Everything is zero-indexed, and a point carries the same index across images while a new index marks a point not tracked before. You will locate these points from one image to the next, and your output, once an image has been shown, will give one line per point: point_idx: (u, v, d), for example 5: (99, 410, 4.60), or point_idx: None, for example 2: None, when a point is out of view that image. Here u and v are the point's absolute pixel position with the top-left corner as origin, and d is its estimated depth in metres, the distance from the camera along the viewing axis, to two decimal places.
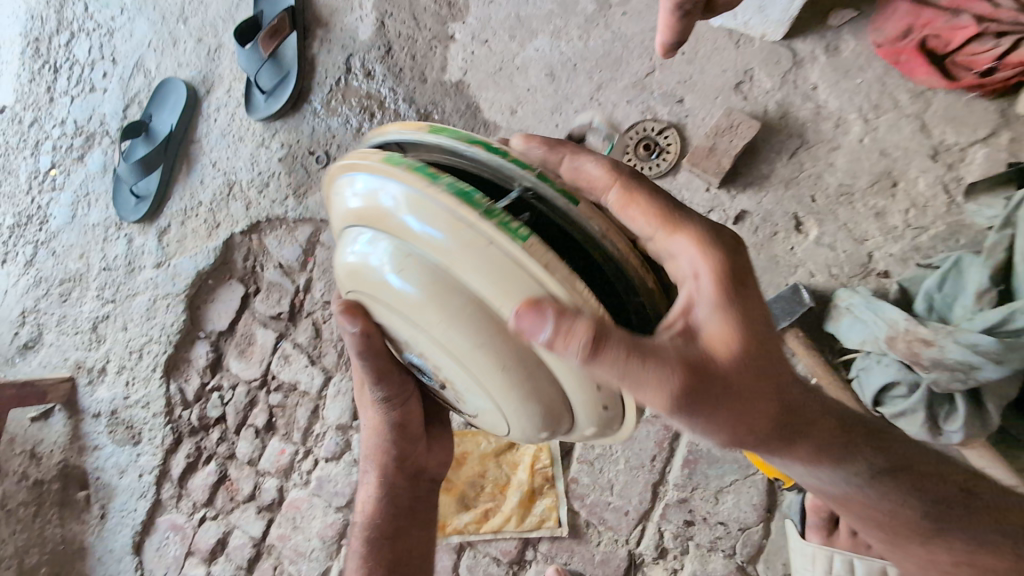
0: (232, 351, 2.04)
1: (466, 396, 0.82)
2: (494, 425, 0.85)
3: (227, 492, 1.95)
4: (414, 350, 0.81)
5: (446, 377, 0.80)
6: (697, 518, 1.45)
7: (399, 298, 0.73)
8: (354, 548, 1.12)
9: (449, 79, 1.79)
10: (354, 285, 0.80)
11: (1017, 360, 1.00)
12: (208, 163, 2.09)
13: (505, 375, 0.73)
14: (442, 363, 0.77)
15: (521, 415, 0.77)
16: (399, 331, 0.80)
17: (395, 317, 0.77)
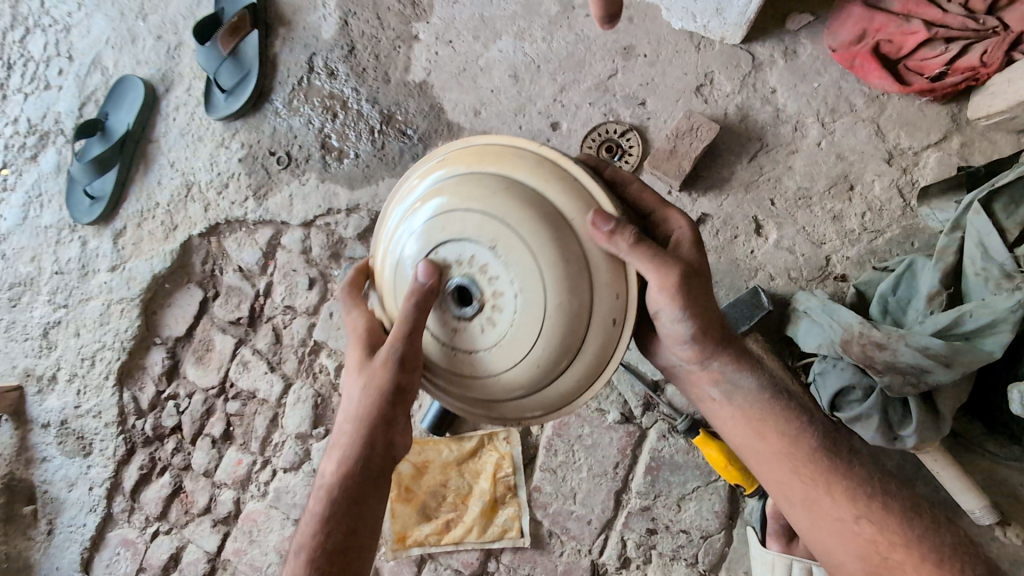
0: (189, 358, 1.97)
1: (512, 309, 0.88)
2: (519, 348, 0.90)
3: (181, 505, 1.88)
4: (474, 265, 0.89)
5: (500, 288, 0.88)
6: (659, 526, 1.43)
7: (497, 206, 0.88)
8: (319, 504, 1.04)
9: (412, 80, 1.76)
10: (439, 207, 0.92)
11: (966, 363, 1.01)
12: (166, 163, 2.02)
13: (568, 275, 0.88)
14: (512, 265, 0.87)
15: (562, 321, 0.89)
16: (469, 242, 0.88)
17: (483, 226, 0.88)
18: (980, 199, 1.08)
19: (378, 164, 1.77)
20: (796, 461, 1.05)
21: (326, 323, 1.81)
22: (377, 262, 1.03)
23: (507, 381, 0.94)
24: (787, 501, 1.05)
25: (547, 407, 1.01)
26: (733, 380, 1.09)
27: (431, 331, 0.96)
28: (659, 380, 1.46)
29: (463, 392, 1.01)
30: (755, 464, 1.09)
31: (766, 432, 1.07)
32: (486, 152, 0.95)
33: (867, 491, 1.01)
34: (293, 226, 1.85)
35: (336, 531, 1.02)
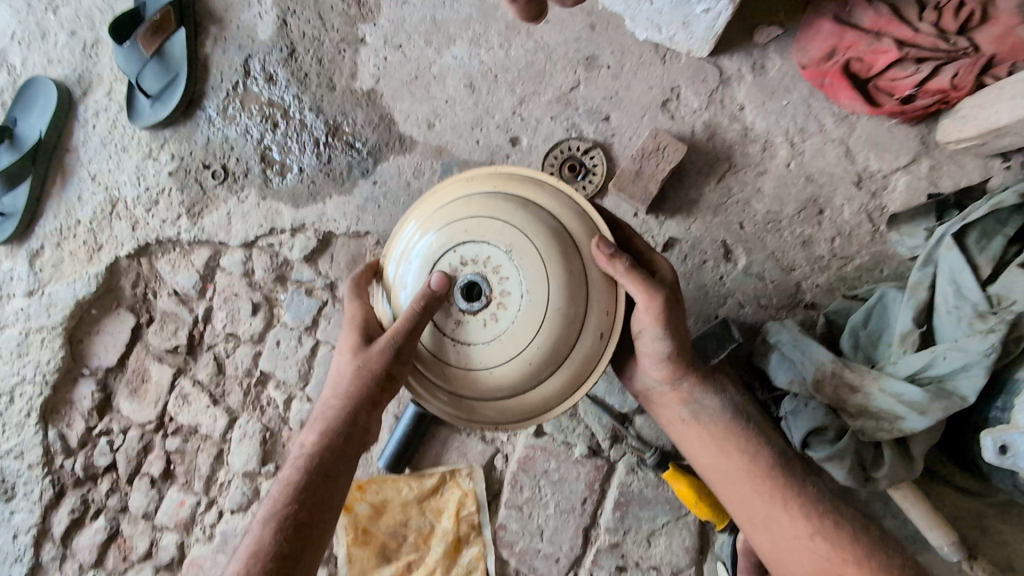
0: (123, 391, 1.80)
1: (516, 308, 0.92)
2: (514, 346, 0.93)
3: (119, 551, 1.73)
4: (488, 264, 0.94)
5: (509, 288, 0.92)
6: (629, 562, 1.39)
7: (519, 217, 0.95)
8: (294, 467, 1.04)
9: (359, 87, 1.62)
10: (466, 211, 0.97)
11: (940, 409, 0.97)
12: (86, 176, 1.82)
13: (570, 283, 0.93)
14: (524, 268, 0.92)
15: (561, 323, 0.93)
16: (487, 246, 0.94)
17: (503, 232, 0.94)
18: (952, 232, 1.06)
19: (323, 179, 1.63)
20: (756, 478, 0.96)
21: (272, 352, 1.68)
22: (392, 257, 1.06)
23: (498, 376, 0.95)
24: (746, 522, 0.97)
25: (523, 414, 1.00)
26: (700, 399, 1.03)
27: (433, 324, 0.97)
28: (627, 411, 1.41)
29: (451, 390, 1.00)
30: (718, 486, 1.01)
31: (727, 450, 1.00)
32: (510, 178, 1.02)
33: (823, 508, 0.92)
34: (233, 247, 1.70)
35: (304, 503, 1.00)
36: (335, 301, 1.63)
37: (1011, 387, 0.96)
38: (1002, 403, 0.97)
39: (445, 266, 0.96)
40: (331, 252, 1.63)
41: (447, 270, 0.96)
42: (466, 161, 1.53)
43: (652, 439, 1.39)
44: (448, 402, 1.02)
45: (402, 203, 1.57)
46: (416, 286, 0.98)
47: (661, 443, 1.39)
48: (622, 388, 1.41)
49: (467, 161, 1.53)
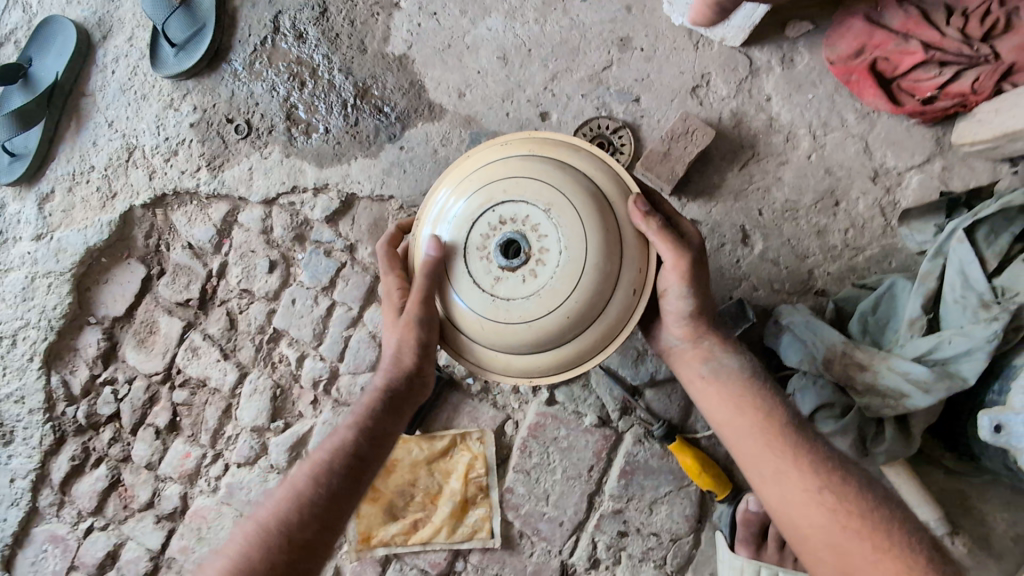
0: (129, 341, 1.78)
1: (555, 264, 0.95)
2: (552, 299, 0.95)
3: (120, 499, 1.73)
4: (527, 223, 0.97)
5: (547, 245, 0.95)
6: (631, 529, 1.45)
7: (555, 179, 0.98)
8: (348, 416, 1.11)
9: (391, 52, 1.63)
10: (503, 173, 1.00)
11: (943, 389, 1.04)
12: (103, 122, 1.79)
13: (606, 241, 0.96)
14: (562, 226, 0.95)
15: (599, 278, 0.95)
16: (526, 205, 0.97)
17: (541, 192, 0.97)
18: (964, 227, 1.12)
19: (349, 141, 1.63)
20: (770, 433, 0.98)
21: (286, 310, 1.68)
22: (425, 219, 1.08)
23: (536, 330, 0.97)
24: (757, 476, 0.99)
25: (555, 368, 1.01)
26: (720, 358, 1.05)
27: (470, 280, 0.99)
28: (638, 384, 1.46)
29: (485, 344, 1.01)
30: (731, 443, 1.03)
31: (743, 407, 1.01)
32: (544, 143, 1.04)
33: (832, 464, 0.95)
34: (252, 203, 1.69)
35: (368, 442, 1.07)
36: (354, 263, 1.64)
37: (1009, 372, 1.03)
38: (998, 387, 1.04)
39: (483, 225, 0.99)
40: (353, 214, 1.64)
41: (485, 229, 0.98)
42: (494, 133, 1.55)
43: (661, 412, 1.44)
44: (482, 356, 1.03)
45: (428, 169, 1.59)
46: (454, 245, 1.00)
47: (668, 416, 1.44)
48: (635, 362, 1.46)
49: (496, 133, 1.55)
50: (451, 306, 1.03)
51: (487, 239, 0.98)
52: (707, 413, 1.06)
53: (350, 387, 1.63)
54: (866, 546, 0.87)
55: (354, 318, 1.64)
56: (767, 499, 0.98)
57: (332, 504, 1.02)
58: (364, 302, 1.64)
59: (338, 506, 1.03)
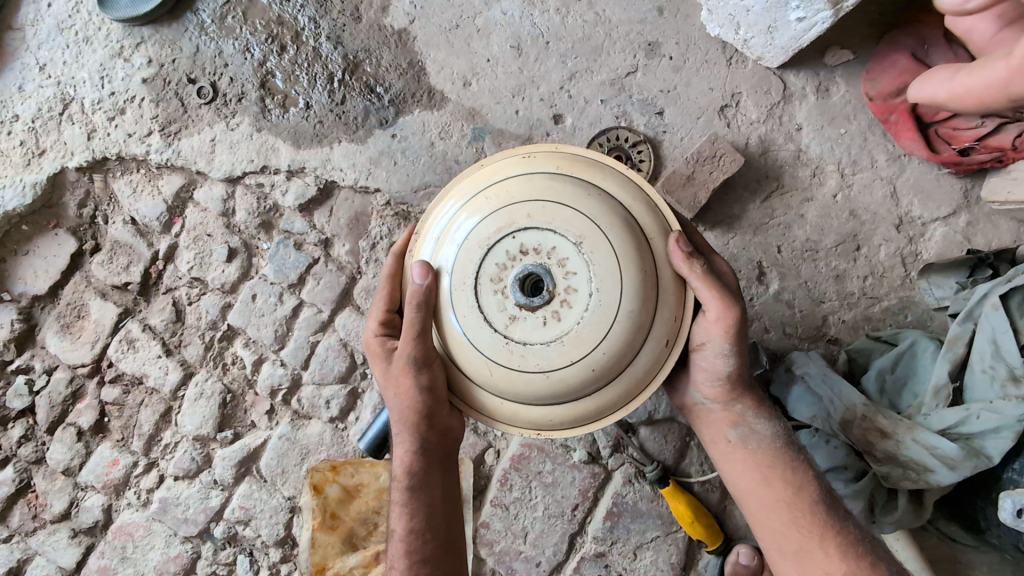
0: (51, 325, 1.53)
1: (583, 308, 0.82)
2: (578, 348, 0.82)
3: (29, 508, 1.50)
4: (553, 256, 0.83)
5: (576, 285, 0.82)
6: (612, 574, 1.36)
7: (589, 206, 0.84)
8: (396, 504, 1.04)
9: (390, 25, 1.43)
10: (527, 192, 0.85)
11: (970, 467, 0.98)
12: (33, 64, 1.51)
13: (644, 285, 0.83)
14: (595, 264, 0.81)
15: (632, 327, 0.83)
16: (554, 234, 0.83)
17: (573, 221, 0.83)
18: (996, 293, 1.06)
19: (334, 122, 1.43)
20: (798, 511, 0.89)
21: (245, 306, 1.48)
22: (427, 235, 0.92)
23: (554, 381, 0.84)
24: (778, 554, 0.90)
25: (568, 422, 0.89)
26: (753, 424, 0.95)
27: (479, 315, 0.84)
28: (634, 421, 1.34)
29: (491, 389, 0.88)
30: (751, 514, 0.94)
31: (770, 479, 0.92)
32: (574, 160, 0.89)
33: (862, 550, 0.87)
34: (213, 180, 1.46)
35: (427, 511, 1.02)
36: (329, 261, 1.46)
37: None
38: (1020, 467, 0.98)
39: (500, 253, 0.84)
40: (332, 205, 1.45)
41: (502, 257, 0.84)
42: (500, 131, 1.40)
43: (655, 452, 1.34)
44: (487, 404, 0.90)
45: (422, 164, 1.41)
46: (462, 272, 0.85)
47: (662, 457, 1.34)
48: None
49: (502, 132, 1.40)
50: (452, 342, 0.88)
51: (504, 270, 0.84)
52: (728, 478, 0.97)
53: (313, 400, 1.45)
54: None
55: (324, 323, 1.46)
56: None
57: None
58: (337, 305, 1.46)
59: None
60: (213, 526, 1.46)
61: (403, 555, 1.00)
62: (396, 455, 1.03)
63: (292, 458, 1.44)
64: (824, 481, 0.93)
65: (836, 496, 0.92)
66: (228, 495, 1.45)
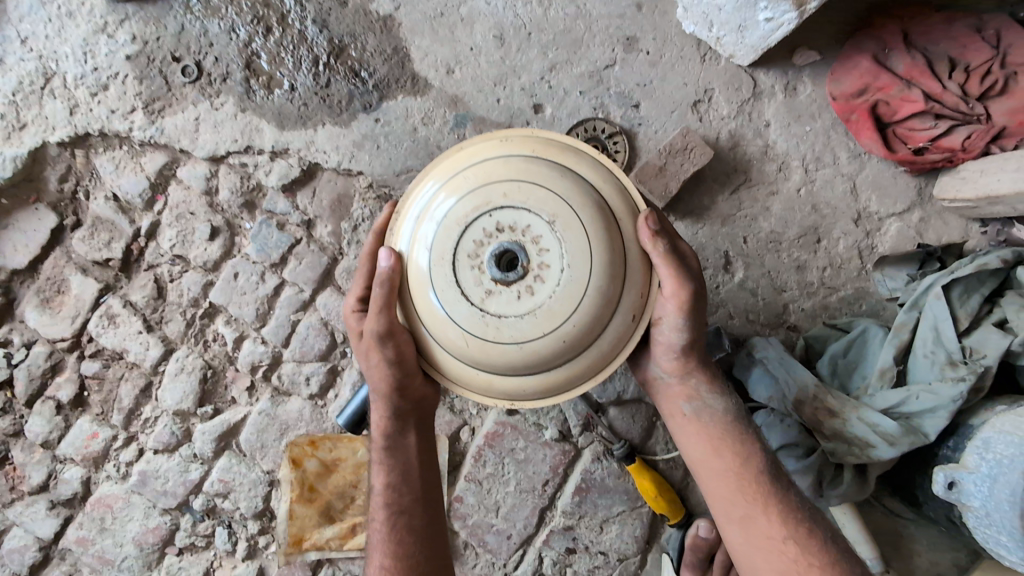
0: (31, 299, 1.54)
1: (555, 283, 0.86)
2: (550, 320, 0.87)
3: (6, 479, 1.52)
4: (527, 234, 0.87)
5: (548, 261, 0.87)
6: (579, 546, 1.42)
7: (562, 187, 0.88)
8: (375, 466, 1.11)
9: (375, 11, 1.45)
10: (503, 173, 0.89)
11: (908, 442, 1.07)
12: (14, 37, 1.50)
13: (611, 261, 0.88)
14: (566, 241, 0.86)
15: (600, 301, 0.88)
16: (528, 214, 0.87)
17: (546, 201, 0.88)
18: (940, 284, 1.14)
19: (318, 104, 1.45)
20: (744, 479, 0.96)
21: (226, 284, 1.50)
22: (407, 215, 0.96)
23: (527, 352, 0.89)
24: (725, 518, 0.97)
25: (540, 391, 0.94)
26: (706, 398, 1.01)
27: (457, 290, 0.89)
28: (603, 401, 1.40)
29: (467, 361, 0.92)
30: (703, 483, 1.00)
31: (720, 450, 0.98)
32: (548, 144, 0.93)
33: (800, 516, 0.94)
34: (196, 158, 1.48)
35: (404, 471, 1.10)
36: (311, 241, 1.49)
37: (966, 431, 1.06)
38: (953, 444, 1.07)
39: (477, 231, 0.88)
40: (314, 186, 1.48)
41: (479, 235, 0.88)
42: (482, 118, 1.44)
43: (622, 431, 1.41)
44: (462, 376, 0.95)
45: (405, 148, 1.44)
46: (441, 248, 0.90)
47: (629, 436, 1.41)
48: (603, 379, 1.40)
49: (484, 119, 1.43)
50: (431, 316, 0.92)
51: (480, 247, 0.88)
52: (683, 449, 1.03)
53: (294, 377, 1.48)
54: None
55: (305, 302, 1.49)
56: (730, 542, 0.97)
57: (420, 543, 1.08)
58: (318, 285, 1.49)
59: (419, 542, 1.08)
60: (192, 499, 1.49)
61: (382, 509, 1.09)
62: (373, 420, 1.09)
63: (271, 433, 1.47)
64: (770, 453, 1.00)
65: (780, 467, 0.99)
66: (207, 469, 1.48)
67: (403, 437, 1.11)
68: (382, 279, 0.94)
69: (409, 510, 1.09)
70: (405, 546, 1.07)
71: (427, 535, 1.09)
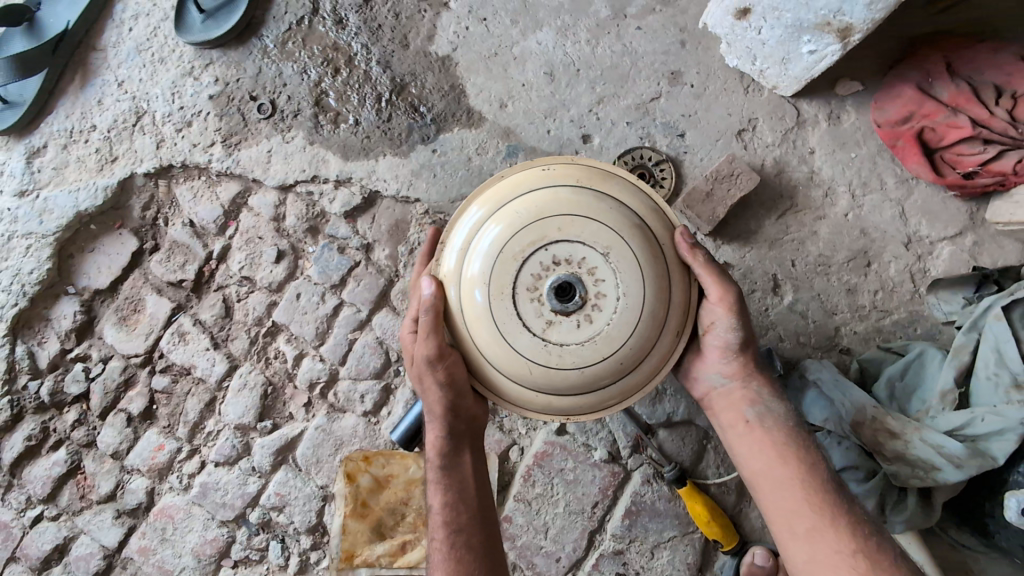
0: (109, 317, 1.65)
1: (612, 310, 0.92)
2: (610, 343, 0.92)
3: (77, 488, 1.60)
4: (582, 266, 0.92)
5: (605, 290, 0.92)
6: (630, 572, 1.40)
7: (611, 217, 0.93)
8: (432, 485, 1.09)
9: (434, 51, 1.57)
10: (556, 207, 0.93)
11: (976, 465, 1.05)
12: (112, 80, 1.67)
13: (660, 283, 0.94)
14: (621, 271, 0.91)
15: (652, 323, 0.94)
16: (583, 246, 0.92)
17: (599, 233, 0.92)
18: (999, 305, 1.14)
19: (380, 137, 1.56)
20: (810, 488, 0.97)
21: (289, 304, 1.58)
22: (456, 251, 0.99)
23: (589, 375, 0.94)
24: (789, 532, 0.96)
25: (599, 406, 0.98)
26: (768, 404, 1.05)
27: (518, 322, 0.93)
28: (653, 423, 1.41)
29: (528, 385, 0.96)
30: (766, 494, 1.00)
31: (785, 458, 1.00)
32: (589, 174, 0.97)
33: (867, 531, 0.93)
34: (267, 187, 1.60)
35: (461, 490, 1.08)
36: (369, 264, 1.57)
37: None
38: None
39: (534, 265, 0.92)
40: (374, 212, 1.57)
41: (537, 268, 0.92)
42: (533, 148, 1.51)
43: (673, 454, 1.40)
44: (522, 396, 0.98)
45: (460, 177, 1.53)
46: (499, 283, 0.93)
47: (680, 458, 1.40)
48: (652, 400, 1.41)
49: (535, 149, 1.51)
50: (493, 348, 0.96)
51: (539, 280, 0.92)
52: (744, 459, 1.05)
53: (349, 394, 1.54)
54: None
55: (362, 321, 1.56)
56: (793, 559, 0.95)
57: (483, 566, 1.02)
58: (375, 305, 1.56)
59: (483, 555, 1.04)
60: (249, 512, 1.54)
61: (441, 530, 1.05)
62: (428, 438, 1.10)
63: (326, 448, 1.52)
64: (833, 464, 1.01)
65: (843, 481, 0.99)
66: (265, 482, 1.53)
67: (458, 458, 1.10)
68: (434, 308, 0.99)
69: (469, 528, 1.05)
70: (466, 567, 1.01)
71: (490, 553, 1.05)
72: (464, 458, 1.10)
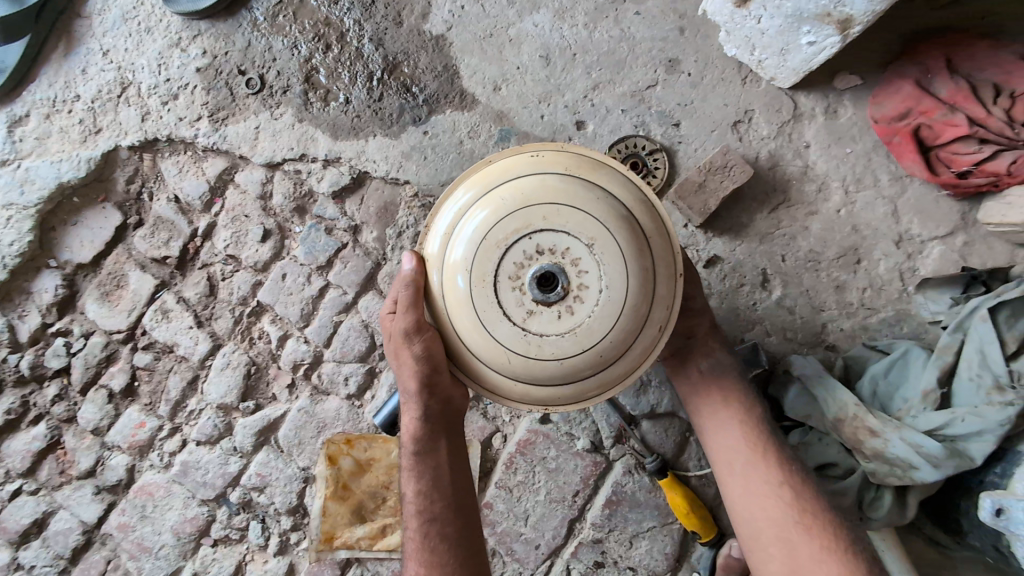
0: (92, 292, 1.62)
1: (594, 303, 0.90)
2: (590, 335, 0.91)
3: (57, 463, 1.59)
4: (567, 256, 0.90)
5: (588, 282, 0.90)
6: (608, 560, 1.41)
7: (598, 208, 0.91)
8: (405, 470, 1.08)
9: (429, 31, 1.53)
10: (543, 196, 0.91)
11: (952, 465, 1.05)
12: (97, 49, 1.63)
13: (645, 278, 0.93)
14: (605, 264, 0.90)
15: (634, 318, 0.93)
16: (568, 237, 0.90)
17: (584, 224, 0.90)
18: (985, 307, 1.13)
19: (370, 117, 1.53)
20: (745, 430, 1.10)
21: (275, 285, 1.56)
22: (440, 236, 0.97)
23: (568, 367, 0.93)
24: (727, 470, 1.09)
25: (578, 397, 0.97)
26: (717, 356, 1.16)
27: (498, 311, 0.92)
28: (636, 413, 1.41)
29: (507, 374, 0.95)
30: (710, 436, 1.13)
31: (727, 403, 1.12)
32: (579, 164, 0.95)
33: (794, 467, 1.06)
34: (254, 164, 1.57)
35: (435, 476, 1.07)
36: (357, 246, 1.55)
37: (1012, 457, 1.03)
38: (1000, 470, 1.04)
39: (518, 253, 0.91)
40: (363, 193, 1.54)
41: (520, 257, 0.91)
42: (526, 133, 1.49)
43: (655, 445, 1.40)
44: (504, 385, 0.97)
45: (451, 160, 1.50)
46: (481, 270, 0.92)
47: (662, 450, 1.40)
48: (637, 392, 1.41)
49: (527, 134, 1.49)
50: (471, 334, 0.95)
51: (521, 269, 0.91)
52: (692, 405, 1.17)
53: (333, 376, 1.53)
54: (816, 547, 0.97)
55: (347, 304, 1.54)
56: (731, 491, 1.08)
57: (456, 552, 1.03)
58: (361, 288, 1.54)
59: (456, 541, 1.04)
60: (229, 491, 1.53)
61: (414, 518, 1.05)
62: (404, 422, 1.09)
63: (309, 430, 1.51)
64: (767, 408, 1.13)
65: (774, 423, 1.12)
66: (246, 462, 1.53)
67: (432, 444, 1.09)
68: (414, 288, 0.98)
69: (442, 516, 1.05)
70: (439, 555, 1.02)
71: (464, 538, 1.05)
72: (440, 443, 1.09)
